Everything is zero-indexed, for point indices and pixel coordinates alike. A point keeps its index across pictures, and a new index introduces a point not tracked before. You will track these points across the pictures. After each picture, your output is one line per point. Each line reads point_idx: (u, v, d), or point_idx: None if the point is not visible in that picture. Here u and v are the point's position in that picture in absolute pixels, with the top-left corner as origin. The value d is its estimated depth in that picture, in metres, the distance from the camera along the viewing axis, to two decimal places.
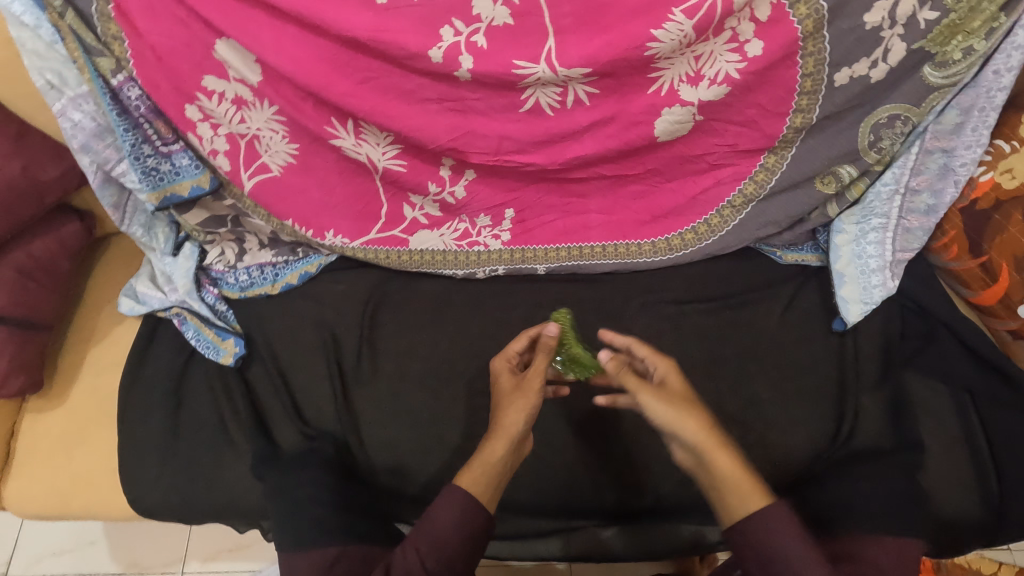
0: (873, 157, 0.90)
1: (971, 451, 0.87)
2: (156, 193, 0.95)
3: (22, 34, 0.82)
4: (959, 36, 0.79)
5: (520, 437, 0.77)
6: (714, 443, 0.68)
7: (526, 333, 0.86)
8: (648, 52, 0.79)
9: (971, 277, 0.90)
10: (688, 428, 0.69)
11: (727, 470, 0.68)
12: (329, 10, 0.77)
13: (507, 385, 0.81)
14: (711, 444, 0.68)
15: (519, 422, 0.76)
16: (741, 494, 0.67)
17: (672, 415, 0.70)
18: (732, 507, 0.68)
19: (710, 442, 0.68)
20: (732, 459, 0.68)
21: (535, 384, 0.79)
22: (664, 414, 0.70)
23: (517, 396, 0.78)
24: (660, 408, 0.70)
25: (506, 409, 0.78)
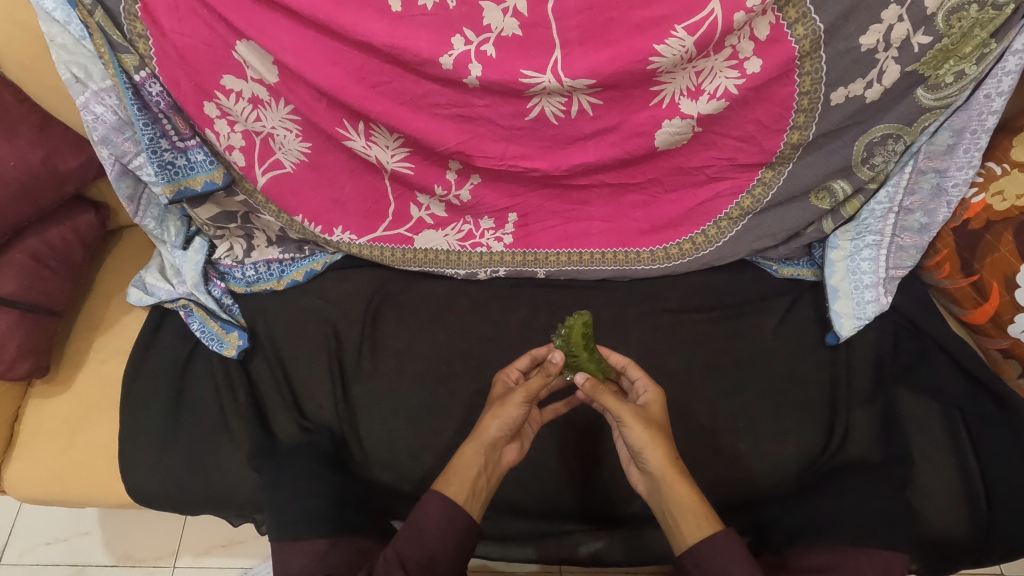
0: (867, 173, 0.93)
1: (960, 468, 0.88)
2: (170, 186, 0.97)
3: (52, 30, 0.86)
4: (952, 60, 0.81)
5: (493, 444, 0.79)
6: (674, 472, 0.72)
7: (530, 353, 0.88)
8: (650, 66, 0.82)
9: (964, 296, 0.92)
10: (654, 453, 0.73)
11: (682, 497, 0.71)
12: (345, 15, 0.81)
13: (497, 394, 0.85)
14: (671, 473, 0.72)
15: (492, 428, 0.78)
16: (690, 521, 0.71)
17: (645, 439, 0.74)
18: (681, 533, 0.71)
19: (670, 469, 0.72)
20: (688, 489, 0.72)
21: (519, 400, 0.79)
22: (637, 436, 0.74)
23: (503, 404, 0.79)
24: (636, 431, 0.74)
25: (484, 415, 0.80)
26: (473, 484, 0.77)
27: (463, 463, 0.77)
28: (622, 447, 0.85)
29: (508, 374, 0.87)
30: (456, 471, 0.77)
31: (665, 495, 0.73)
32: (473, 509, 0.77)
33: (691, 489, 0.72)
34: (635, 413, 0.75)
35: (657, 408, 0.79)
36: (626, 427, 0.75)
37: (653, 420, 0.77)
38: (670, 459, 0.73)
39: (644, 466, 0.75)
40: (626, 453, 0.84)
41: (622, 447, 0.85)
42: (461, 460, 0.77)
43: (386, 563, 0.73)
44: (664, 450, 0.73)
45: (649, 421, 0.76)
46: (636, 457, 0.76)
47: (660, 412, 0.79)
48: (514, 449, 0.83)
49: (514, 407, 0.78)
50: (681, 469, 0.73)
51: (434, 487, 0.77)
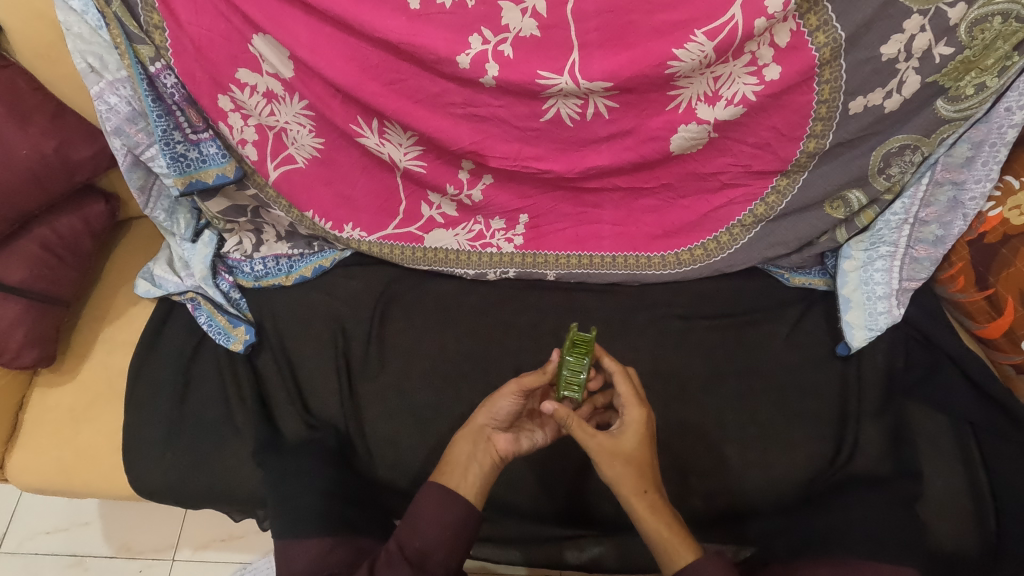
0: (883, 183, 0.92)
1: (971, 484, 0.87)
2: (182, 178, 0.97)
3: (69, 19, 0.86)
4: (973, 72, 0.81)
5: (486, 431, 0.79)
6: (641, 511, 0.71)
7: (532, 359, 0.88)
8: (669, 70, 0.81)
9: (978, 310, 0.91)
10: (621, 493, 0.72)
11: (647, 533, 0.71)
12: (363, 12, 0.80)
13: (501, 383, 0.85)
14: (638, 511, 0.71)
15: (479, 416, 0.79)
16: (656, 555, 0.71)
17: (613, 477, 0.72)
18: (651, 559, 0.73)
19: (636, 509, 0.71)
20: (655, 528, 0.71)
21: (510, 391, 0.79)
22: (604, 474, 0.72)
23: (496, 395, 0.80)
24: (603, 469, 0.72)
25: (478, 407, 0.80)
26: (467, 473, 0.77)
27: (462, 462, 0.78)
28: None
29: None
30: (449, 461, 0.78)
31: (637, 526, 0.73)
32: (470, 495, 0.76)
33: (658, 526, 0.71)
34: (602, 450, 0.72)
35: (633, 435, 0.74)
36: (595, 463, 0.73)
37: (625, 454, 0.73)
38: (638, 497, 0.71)
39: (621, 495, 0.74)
40: None
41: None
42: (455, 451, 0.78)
43: (387, 554, 0.73)
44: (631, 490, 0.71)
45: (618, 458, 0.72)
46: None
47: (641, 439, 0.74)
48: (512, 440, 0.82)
49: (506, 398, 0.79)
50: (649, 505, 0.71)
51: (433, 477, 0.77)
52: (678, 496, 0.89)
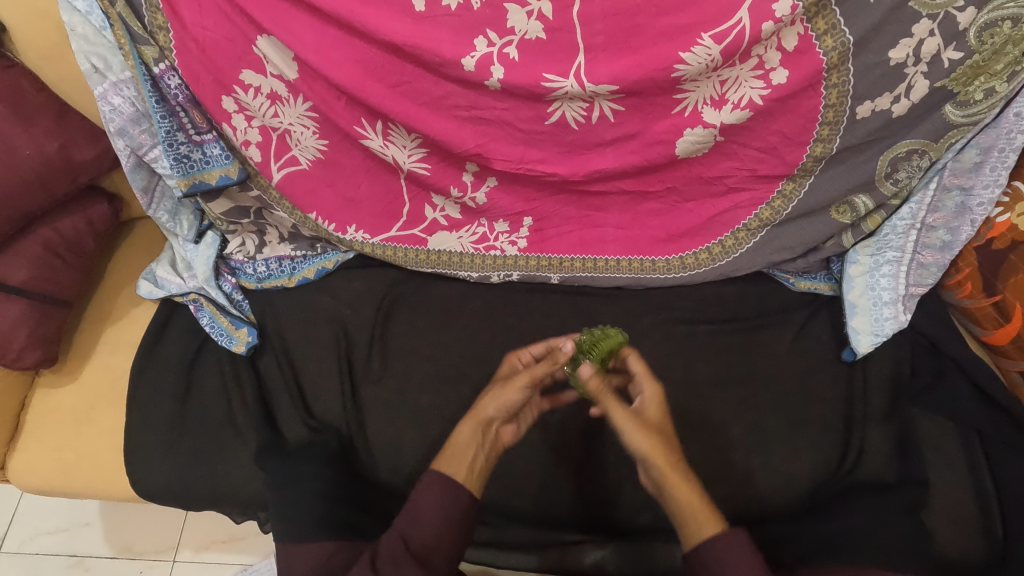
0: (889, 188, 0.91)
1: (977, 494, 0.86)
2: (185, 179, 0.97)
3: (73, 19, 0.85)
4: (982, 77, 0.80)
5: (491, 423, 0.77)
6: (673, 482, 0.68)
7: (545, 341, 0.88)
8: (675, 74, 0.81)
9: (985, 316, 0.91)
10: (654, 462, 0.69)
11: (680, 507, 0.67)
12: (367, 14, 0.80)
13: (503, 374, 0.84)
14: (670, 483, 0.69)
15: (489, 407, 0.77)
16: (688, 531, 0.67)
17: (645, 446, 0.70)
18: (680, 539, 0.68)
19: (669, 480, 0.68)
20: (689, 501, 0.67)
21: (520, 383, 0.78)
22: (636, 445, 0.70)
23: (503, 387, 0.78)
24: (635, 438, 0.71)
25: (484, 395, 0.78)
26: (471, 465, 0.74)
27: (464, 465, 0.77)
28: None
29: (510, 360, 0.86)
30: (453, 452, 0.74)
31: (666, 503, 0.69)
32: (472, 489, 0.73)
33: (695, 493, 0.68)
34: (634, 419, 0.72)
35: (656, 409, 0.74)
36: (626, 434, 0.71)
37: (654, 427, 0.72)
38: (671, 469, 0.69)
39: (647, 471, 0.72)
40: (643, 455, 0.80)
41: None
42: (458, 438, 0.75)
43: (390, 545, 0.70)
44: (663, 460, 0.69)
45: (649, 429, 0.71)
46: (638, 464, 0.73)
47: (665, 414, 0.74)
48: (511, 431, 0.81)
49: (516, 390, 0.78)
50: (683, 473, 0.69)
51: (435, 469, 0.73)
52: None
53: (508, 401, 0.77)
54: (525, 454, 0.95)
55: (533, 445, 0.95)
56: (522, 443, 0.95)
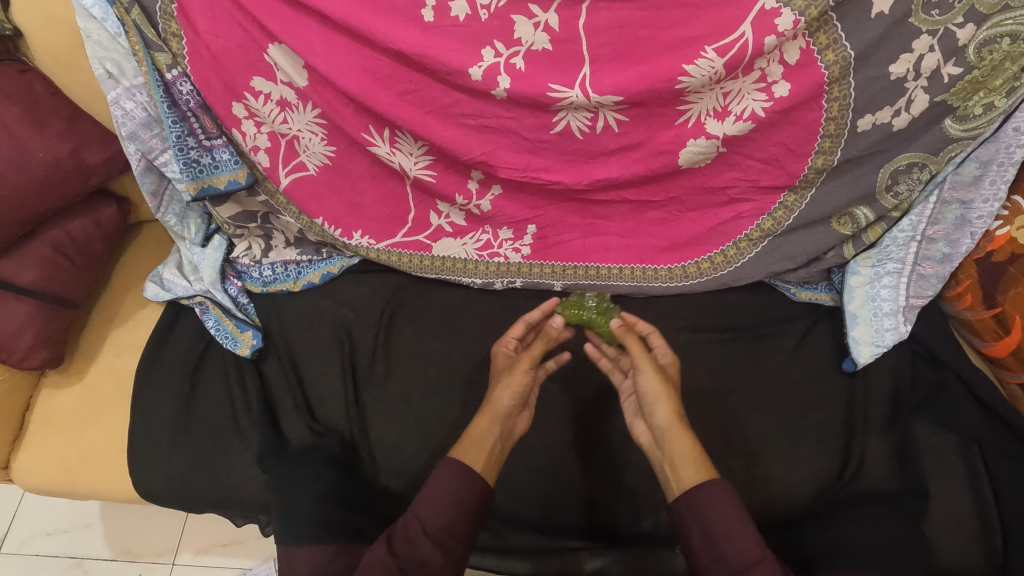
0: (890, 201, 0.92)
1: (978, 505, 0.86)
2: (195, 183, 0.98)
3: (88, 25, 0.87)
4: (981, 92, 0.81)
5: (508, 414, 0.81)
6: (680, 427, 0.76)
7: (523, 320, 0.90)
8: (679, 86, 0.82)
9: (985, 328, 0.91)
10: (665, 406, 0.77)
11: (685, 448, 0.74)
12: (377, 23, 0.81)
13: (500, 367, 0.87)
14: (677, 425, 0.76)
15: (504, 399, 0.80)
16: (689, 468, 0.73)
17: (659, 392, 0.77)
18: (677, 479, 0.74)
19: (676, 424, 0.76)
20: (692, 444, 0.74)
21: (524, 367, 0.82)
22: (653, 388, 0.78)
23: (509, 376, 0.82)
24: (652, 382, 0.78)
25: (495, 387, 0.82)
26: (489, 453, 0.77)
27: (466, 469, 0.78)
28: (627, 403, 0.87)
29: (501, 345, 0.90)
30: (472, 440, 0.77)
31: (667, 446, 0.76)
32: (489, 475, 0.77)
33: (695, 442, 0.75)
34: (653, 365, 0.79)
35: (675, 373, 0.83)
36: (643, 378, 0.79)
37: (667, 378, 0.80)
38: (678, 415, 0.77)
39: (651, 419, 0.78)
40: (631, 408, 0.87)
41: (627, 402, 0.87)
42: (461, 441, 0.75)
43: (408, 527, 0.72)
44: (673, 406, 0.77)
45: (664, 377, 0.79)
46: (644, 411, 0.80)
47: (676, 373, 0.83)
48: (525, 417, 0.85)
49: (522, 374, 0.81)
50: (686, 428, 0.76)
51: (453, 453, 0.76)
52: None
53: (520, 384, 0.81)
54: (527, 459, 0.95)
55: (535, 451, 0.96)
56: (523, 449, 0.96)
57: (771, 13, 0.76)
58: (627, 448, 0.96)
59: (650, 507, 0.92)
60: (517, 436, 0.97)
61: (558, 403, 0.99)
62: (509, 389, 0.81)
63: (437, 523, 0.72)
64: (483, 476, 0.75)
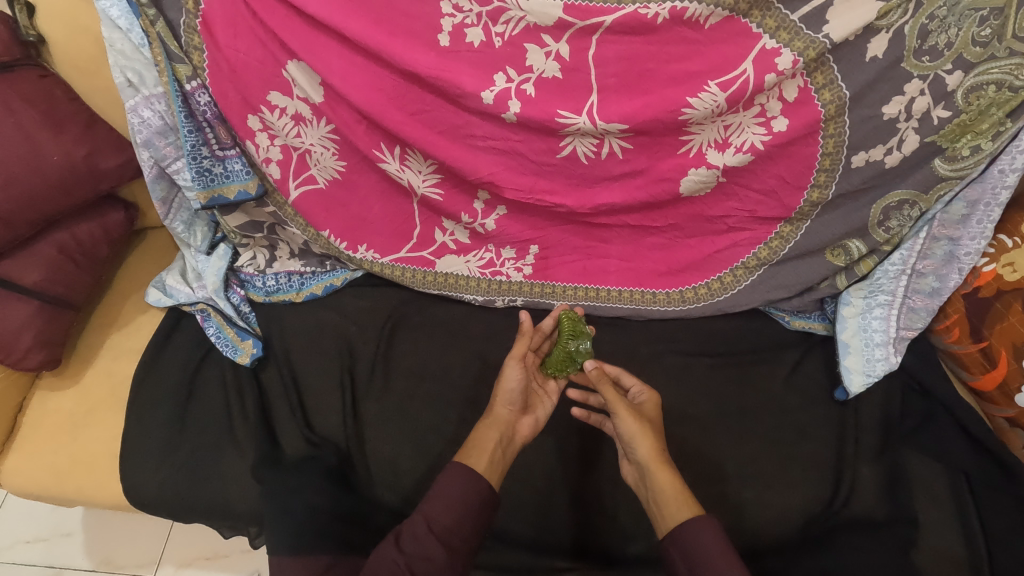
0: (882, 235, 0.95)
1: (966, 535, 0.87)
2: (205, 192, 1.00)
3: (113, 35, 0.90)
4: (969, 135, 0.85)
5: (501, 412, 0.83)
6: (660, 462, 0.78)
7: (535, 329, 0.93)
8: (682, 117, 0.86)
9: (972, 361, 0.93)
10: (642, 443, 0.78)
11: (665, 485, 0.76)
12: (395, 46, 0.85)
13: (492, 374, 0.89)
14: (657, 462, 0.78)
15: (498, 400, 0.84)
16: (674, 506, 0.74)
17: (635, 430, 0.79)
18: (664, 518, 0.75)
19: (655, 460, 0.77)
20: (673, 479, 0.76)
21: (513, 364, 0.85)
22: (628, 427, 0.80)
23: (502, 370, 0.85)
24: (627, 422, 0.80)
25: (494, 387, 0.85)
26: (485, 450, 0.78)
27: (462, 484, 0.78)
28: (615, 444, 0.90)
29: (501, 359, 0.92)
30: (468, 437, 0.78)
31: (650, 483, 0.77)
32: (492, 481, 0.77)
33: (676, 479, 0.76)
34: (625, 405, 0.81)
35: (651, 406, 0.85)
36: (618, 420, 0.81)
37: (643, 415, 0.82)
38: (657, 450, 0.79)
39: (633, 457, 0.80)
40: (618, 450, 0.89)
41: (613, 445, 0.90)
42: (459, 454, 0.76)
43: (404, 536, 0.72)
44: (651, 441, 0.79)
45: (639, 415, 0.81)
46: (626, 448, 0.82)
47: (653, 409, 0.85)
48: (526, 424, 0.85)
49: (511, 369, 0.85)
50: (666, 461, 0.78)
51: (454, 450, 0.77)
52: None
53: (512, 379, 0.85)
54: (523, 476, 0.96)
55: (530, 469, 0.96)
56: (519, 467, 0.96)
57: (771, 53, 0.81)
58: (622, 470, 0.96)
59: (644, 529, 0.93)
60: (513, 454, 0.97)
61: (555, 423, 1.00)
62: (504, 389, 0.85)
63: (432, 536, 0.72)
64: (480, 491, 0.75)
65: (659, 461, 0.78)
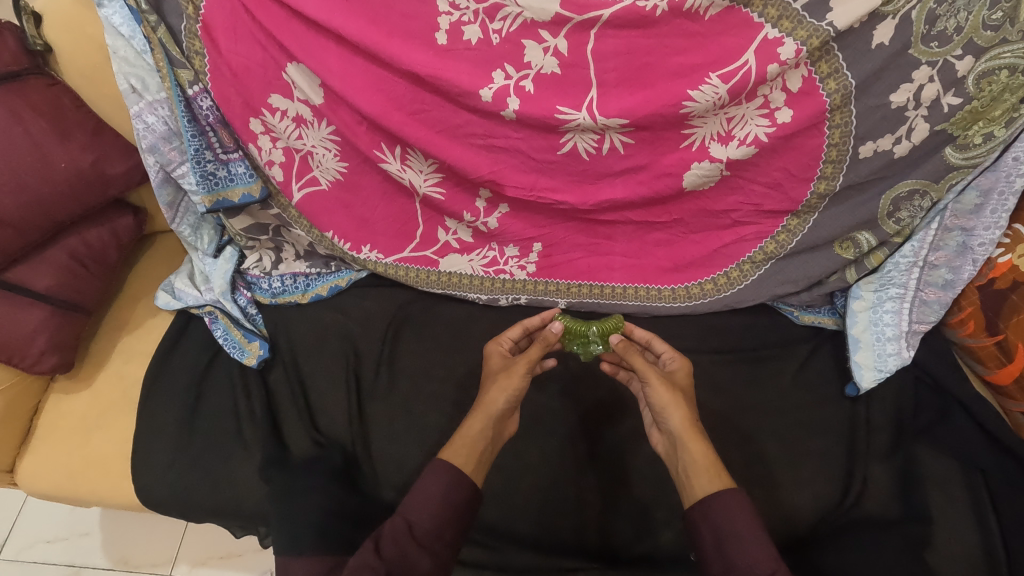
0: (892, 226, 0.93)
1: (981, 531, 0.84)
2: (210, 196, 1.01)
3: (116, 42, 0.90)
4: (981, 122, 0.83)
5: (502, 415, 0.81)
6: (692, 433, 0.77)
7: (523, 324, 0.91)
8: (683, 110, 0.84)
9: (988, 355, 0.90)
10: (674, 413, 0.78)
11: (698, 457, 0.75)
12: (393, 46, 0.84)
13: (496, 366, 0.87)
14: (689, 431, 0.77)
15: (500, 400, 0.80)
16: (702, 478, 0.74)
17: (667, 399, 0.79)
18: (691, 488, 0.75)
19: (688, 431, 0.77)
20: (704, 450, 0.75)
21: (522, 370, 0.82)
22: (659, 396, 0.79)
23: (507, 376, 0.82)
24: (659, 392, 0.79)
25: (490, 389, 0.82)
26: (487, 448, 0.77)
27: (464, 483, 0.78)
28: (645, 410, 0.90)
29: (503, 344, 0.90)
30: (467, 435, 0.77)
31: (681, 454, 0.77)
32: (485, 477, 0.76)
33: (709, 451, 0.75)
34: (658, 375, 0.81)
35: (682, 373, 0.83)
36: (650, 388, 0.80)
37: (676, 384, 0.81)
38: (689, 420, 0.78)
39: (665, 426, 0.80)
40: (649, 417, 0.89)
41: (644, 409, 0.90)
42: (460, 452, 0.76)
43: (404, 536, 0.72)
44: (684, 412, 0.78)
45: (672, 385, 0.81)
46: (658, 418, 0.82)
47: (685, 377, 0.84)
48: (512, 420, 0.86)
49: (519, 377, 0.82)
50: (700, 431, 0.77)
51: (454, 449, 0.77)
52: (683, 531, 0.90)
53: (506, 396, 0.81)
54: (527, 475, 0.95)
55: (535, 469, 0.96)
56: (524, 466, 0.96)
57: (774, 43, 0.79)
58: (629, 469, 0.95)
59: (650, 529, 0.91)
60: (518, 453, 0.96)
61: (561, 422, 0.99)
62: (505, 389, 0.81)
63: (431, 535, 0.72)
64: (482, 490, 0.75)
65: (694, 431, 0.77)
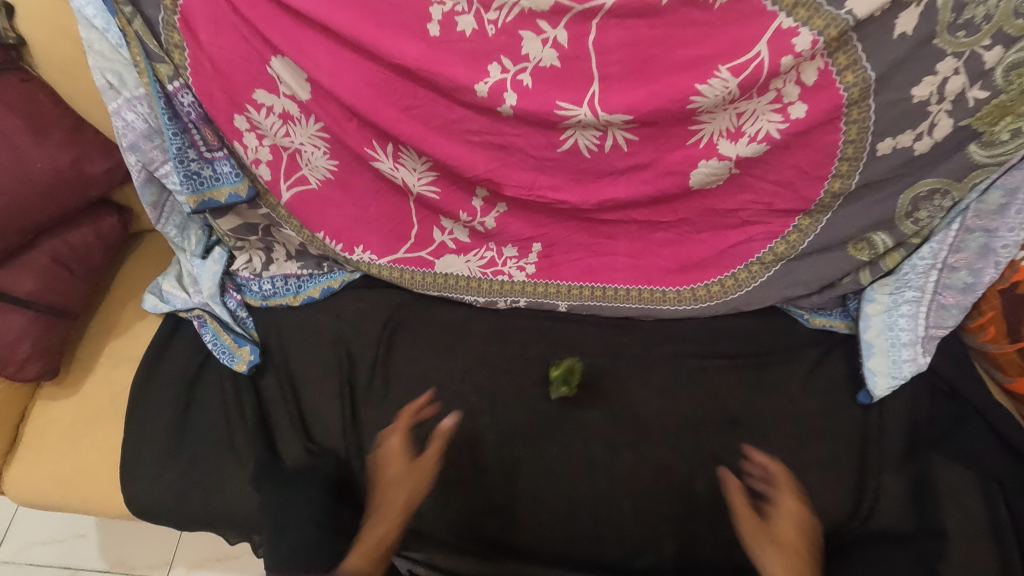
0: (910, 227, 0.89)
1: (998, 546, 0.81)
2: (195, 196, 0.96)
3: (91, 36, 0.86)
4: (1008, 117, 0.78)
5: None
6: (764, 542, 0.78)
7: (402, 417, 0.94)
8: (691, 106, 0.80)
9: (1009, 362, 0.86)
10: (761, 540, 0.79)
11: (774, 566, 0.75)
12: (383, 38, 0.79)
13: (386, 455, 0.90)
14: (767, 545, 0.78)
15: None
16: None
17: (743, 518, 0.81)
18: None
19: (760, 549, 0.77)
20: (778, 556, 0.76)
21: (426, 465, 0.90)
22: (740, 517, 0.82)
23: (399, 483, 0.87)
24: (739, 508, 0.82)
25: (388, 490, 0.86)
26: None
27: None
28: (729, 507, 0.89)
29: (387, 440, 0.92)
30: None
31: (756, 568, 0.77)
32: None
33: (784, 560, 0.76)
34: (740, 494, 0.84)
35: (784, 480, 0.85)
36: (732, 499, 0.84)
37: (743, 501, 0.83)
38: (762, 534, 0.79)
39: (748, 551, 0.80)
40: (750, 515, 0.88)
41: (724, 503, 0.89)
42: None
43: None
44: (756, 527, 0.80)
45: (756, 513, 0.82)
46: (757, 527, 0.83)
47: (786, 480, 0.85)
48: (393, 436, 0.92)
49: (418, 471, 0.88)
50: (775, 540, 0.78)
51: None
52: (688, 543, 0.87)
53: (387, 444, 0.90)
54: (527, 485, 0.92)
55: (535, 479, 0.92)
56: (523, 477, 0.92)
57: (788, 33, 0.74)
58: (634, 480, 0.91)
59: (653, 543, 0.88)
60: (517, 463, 0.93)
61: (562, 430, 0.95)
62: (410, 486, 0.87)
63: None
64: None
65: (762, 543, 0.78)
